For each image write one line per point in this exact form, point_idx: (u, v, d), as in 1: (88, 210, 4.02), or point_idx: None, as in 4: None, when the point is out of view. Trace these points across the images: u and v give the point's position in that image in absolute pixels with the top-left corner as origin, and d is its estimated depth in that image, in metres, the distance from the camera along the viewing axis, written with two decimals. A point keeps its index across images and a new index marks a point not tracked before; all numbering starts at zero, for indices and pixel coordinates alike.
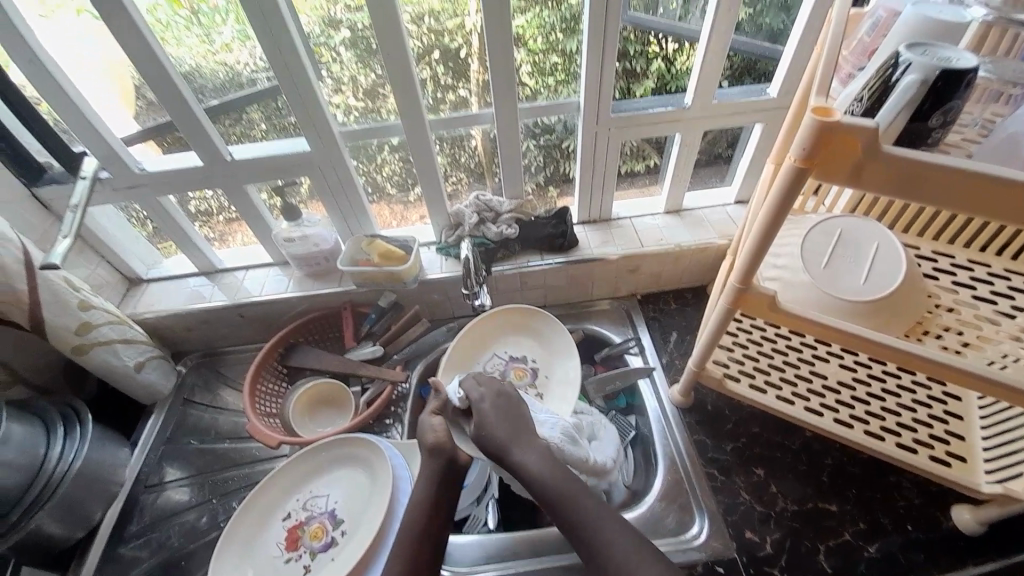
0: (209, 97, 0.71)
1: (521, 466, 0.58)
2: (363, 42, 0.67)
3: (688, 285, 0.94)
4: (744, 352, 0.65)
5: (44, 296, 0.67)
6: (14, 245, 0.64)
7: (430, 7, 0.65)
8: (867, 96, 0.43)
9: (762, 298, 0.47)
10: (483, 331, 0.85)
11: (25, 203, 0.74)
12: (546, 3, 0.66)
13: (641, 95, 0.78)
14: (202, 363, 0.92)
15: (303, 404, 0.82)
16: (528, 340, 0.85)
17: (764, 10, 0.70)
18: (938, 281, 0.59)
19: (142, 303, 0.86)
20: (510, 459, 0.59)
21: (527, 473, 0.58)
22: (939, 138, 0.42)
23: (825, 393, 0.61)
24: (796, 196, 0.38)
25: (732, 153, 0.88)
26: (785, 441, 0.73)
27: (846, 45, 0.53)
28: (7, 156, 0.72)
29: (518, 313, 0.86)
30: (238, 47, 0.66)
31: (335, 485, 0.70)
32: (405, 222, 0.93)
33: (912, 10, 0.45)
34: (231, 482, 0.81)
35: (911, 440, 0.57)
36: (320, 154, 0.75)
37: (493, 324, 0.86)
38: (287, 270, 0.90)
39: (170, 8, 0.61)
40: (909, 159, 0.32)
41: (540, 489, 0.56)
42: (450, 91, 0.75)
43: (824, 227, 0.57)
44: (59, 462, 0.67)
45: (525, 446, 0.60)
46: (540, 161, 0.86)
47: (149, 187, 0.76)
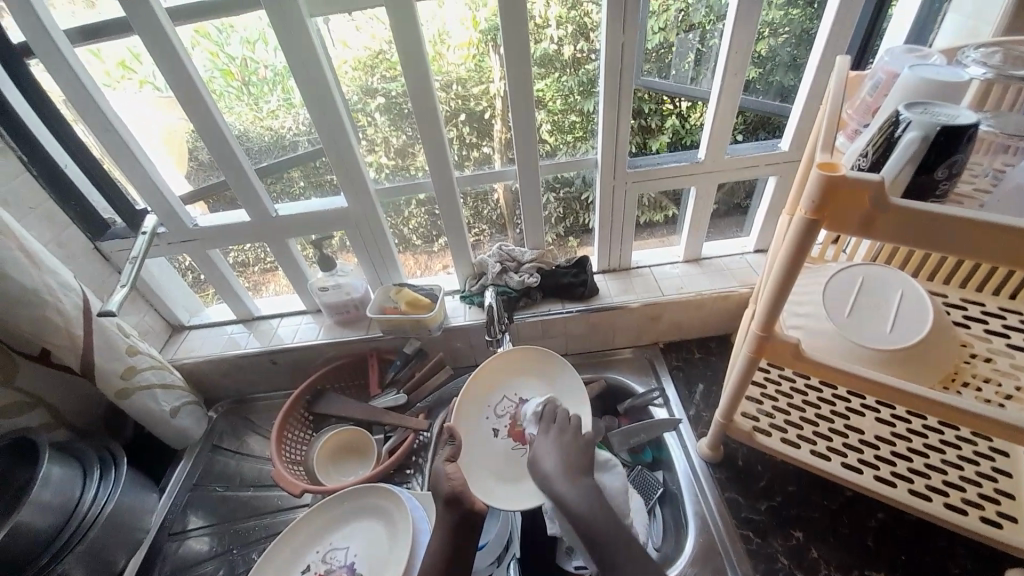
0: (259, 159, 0.78)
1: (564, 494, 0.61)
2: (397, 108, 0.74)
3: (712, 333, 0.93)
4: (774, 404, 0.63)
5: (97, 342, 0.71)
6: (76, 293, 0.69)
7: (457, 75, 0.73)
8: (871, 151, 0.45)
9: (785, 346, 0.46)
10: (489, 377, 0.82)
11: (89, 257, 0.82)
12: (564, 69, 0.73)
13: (656, 149, 0.82)
14: (232, 409, 0.95)
15: (327, 452, 0.82)
16: (538, 383, 0.82)
17: (773, 69, 0.75)
18: (970, 330, 0.58)
19: (182, 349, 0.91)
20: (555, 489, 0.62)
21: (568, 504, 0.60)
22: (948, 189, 0.43)
23: (863, 448, 0.58)
24: (810, 246, 0.39)
25: (749, 203, 0.90)
26: (823, 501, 0.69)
27: (851, 103, 0.56)
28: (78, 214, 0.80)
29: (528, 355, 0.83)
30: (284, 114, 0.74)
31: (354, 537, 0.69)
32: (429, 271, 0.96)
33: (909, 72, 0.47)
34: (252, 531, 0.80)
35: (960, 500, 0.53)
36: (354, 209, 0.81)
37: (500, 369, 0.82)
38: (318, 318, 0.94)
39: (224, 81, 0.70)
40: (917, 209, 0.34)
41: (582, 522, 0.58)
42: (474, 149, 0.81)
43: (846, 276, 0.57)
44: (92, 504, 0.69)
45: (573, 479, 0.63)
46: (560, 213, 0.89)
47: (199, 241, 0.83)
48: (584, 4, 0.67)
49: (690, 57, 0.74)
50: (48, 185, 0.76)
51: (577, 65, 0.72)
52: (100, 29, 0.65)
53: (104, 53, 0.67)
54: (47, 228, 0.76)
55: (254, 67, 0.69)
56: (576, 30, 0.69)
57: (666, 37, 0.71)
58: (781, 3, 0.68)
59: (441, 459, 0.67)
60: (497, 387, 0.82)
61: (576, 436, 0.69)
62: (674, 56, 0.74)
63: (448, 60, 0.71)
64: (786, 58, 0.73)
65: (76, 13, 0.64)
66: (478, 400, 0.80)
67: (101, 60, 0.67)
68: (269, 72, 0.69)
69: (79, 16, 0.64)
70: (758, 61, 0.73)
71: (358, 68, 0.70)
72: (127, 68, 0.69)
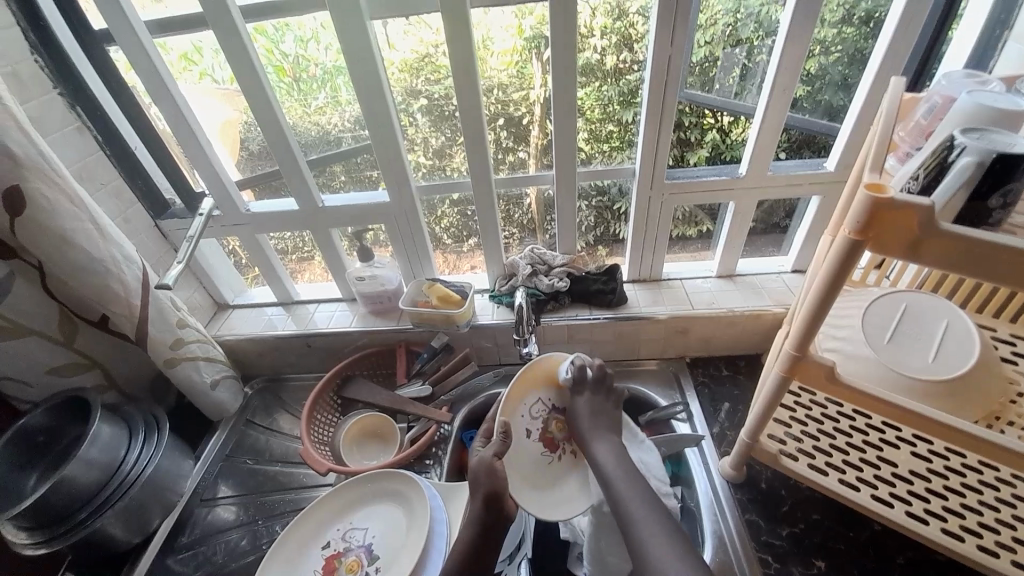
0: (311, 152, 0.82)
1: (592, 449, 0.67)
2: (439, 109, 0.77)
3: (741, 352, 0.92)
4: (802, 428, 0.61)
5: (152, 313, 0.76)
6: (137, 266, 0.75)
7: (499, 81, 0.75)
8: (922, 174, 0.44)
9: (820, 369, 0.46)
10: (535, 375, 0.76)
11: (149, 233, 0.88)
12: (605, 79, 0.74)
13: (694, 163, 0.82)
14: (265, 387, 0.99)
15: (352, 436, 0.85)
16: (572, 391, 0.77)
17: (820, 88, 0.74)
18: (1018, 366, 0.55)
19: (225, 326, 0.96)
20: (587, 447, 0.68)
21: (597, 459, 0.65)
22: (1001, 220, 0.42)
23: (895, 482, 0.56)
24: (851, 268, 0.38)
25: (789, 222, 0.88)
26: (849, 532, 0.67)
27: (903, 125, 0.55)
28: (142, 192, 0.86)
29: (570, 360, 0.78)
30: (331, 110, 0.78)
31: (372, 519, 0.71)
32: (458, 270, 0.99)
33: (968, 98, 0.46)
34: (276, 505, 0.83)
35: (995, 543, 0.50)
36: (394, 207, 0.84)
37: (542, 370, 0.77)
38: (352, 307, 0.97)
39: (277, 76, 0.74)
40: (967, 236, 0.33)
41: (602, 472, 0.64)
42: (510, 153, 0.82)
43: (888, 302, 0.55)
44: (134, 466, 0.73)
45: (600, 440, 0.68)
46: (591, 221, 0.90)
47: (249, 226, 0.88)
48: (630, 15, 0.68)
49: (735, 72, 0.74)
50: (118, 164, 0.82)
51: (619, 75, 0.73)
52: (173, 24, 0.70)
53: (170, 45, 0.73)
54: (114, 204, 0.81)
55: (306, 65, 0.73)
56: (620, 41, 0.70)
57: (711, 51, 0.72)
58: (834, 21, 0.67)
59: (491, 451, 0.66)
60: (538, 386, 0.77)
61: (599, 406, 0.72)
62: (718, 71, 0.74)
63: (491, 65, 0.73)
64: (836, 77, 0.72)
65: (146, 8, 0.69)
66: (516, 397, 0.74)
67: (166, 51, 0.73)
68: (319, 70, 0.73)
69: (147, 12, 0.70)
70: (806, 79, 0.72)
71: (405, 70, 0.73)
72: (189, 60, 0.74)
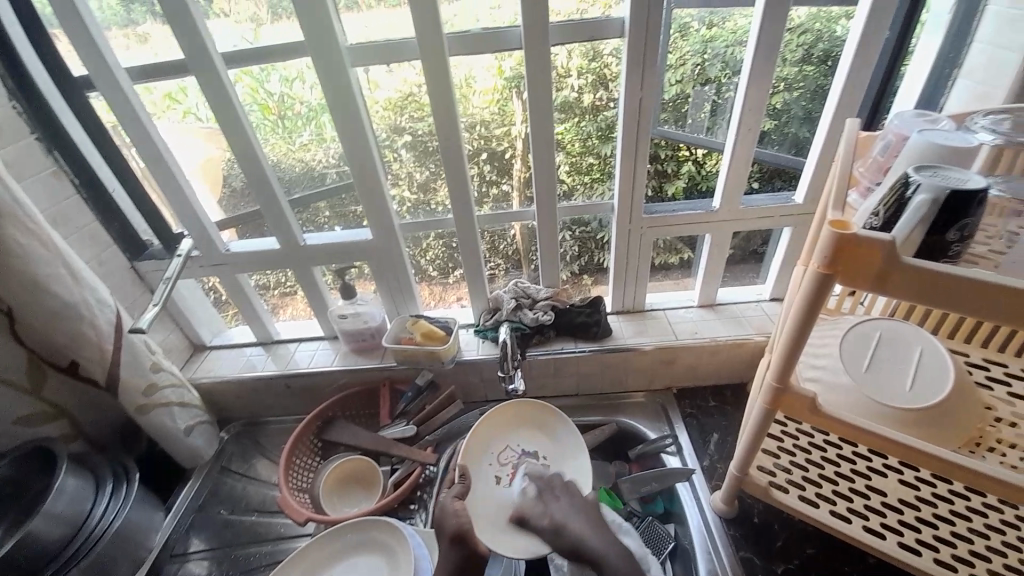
0: (294, 189, 0.83)
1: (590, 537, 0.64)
2: (423, 145, 0.78)
3: (726, 381, 0.92)
4: (790, 458, 0.61)
5: (125, 357, 0.74)
6: (111, 309, 0.73)
7: (481, 118, 0.77)
8: (882, 211, 0.46)
9: (802, 400, 0.46)
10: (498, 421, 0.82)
11: (125, 274, 0.86)
12: (583, 115, 0.77)
13: (672, 194, 0.84)
14: (242, 432, 0.95)
15: (333, 481, 0.82)
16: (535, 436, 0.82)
17: (787, 122, 0.77)
18: (993, 391, 0.56)
19: (201, 368, 0.93)
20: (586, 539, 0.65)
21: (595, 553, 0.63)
22: (961, 251, 0.44)
23: (886, 512, 0.56)
24: (823, 300, 0.39)
25: (765, 250, 0.91)
26: (844, 567, 0.66)
27: (862, 161, 0.58)
28: (119, 233, 0.85)
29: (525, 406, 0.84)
30: (316, 147, 0.79)
31: (353, 572, 0.68)
32: (444, 302, 0.99)
33: (919, 137, 0.49)
34: (252, 559, 0.78)
35: (989, 573, 0.50)
36: (377, 242, 0.84)
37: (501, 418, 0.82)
38: (334, 344, 0.96)
39: (262, 114, 0.75)
40: (928, 269, 0.35)
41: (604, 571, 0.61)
42: (494, 186, 0.84)
43: (862, 330, 0.57)
44: (100, 520, 0.69)
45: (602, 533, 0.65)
46: (575, 251, 0.92)
47: (230, 264, 0.86)
48: (604, 56, 0.72)
49: (705, 108, 0.78)
50: (95, 205, 0.82)
51: (596, 111, 0.76)
52: (156, 68, 0.71)
53: (154, 86, 0.73)
54: (89, 245, 0.80)
55: (291, 103, 0.74)
56: (596, 80, 0.73)
57: (682, 88, 0.75)
58: (794, 60, 0.72)
59: (451, 495, 0.69)
60: (501, 436, 0.81)
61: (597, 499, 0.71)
62: (689, 107, 0.77)
63: (473, 103, 0.76)
64: (800, 112, 0.76)
65: (130, 50, 0.70)
66: (480, 444, 0.79)
67: (149, 92, 0.73)
68: (304, 108, 0.75)
69: (127, 53, 0.70)
70: (772, 114, 0.76)
71: (389, 108, 0.75)
72: (174, 100, 0.75)
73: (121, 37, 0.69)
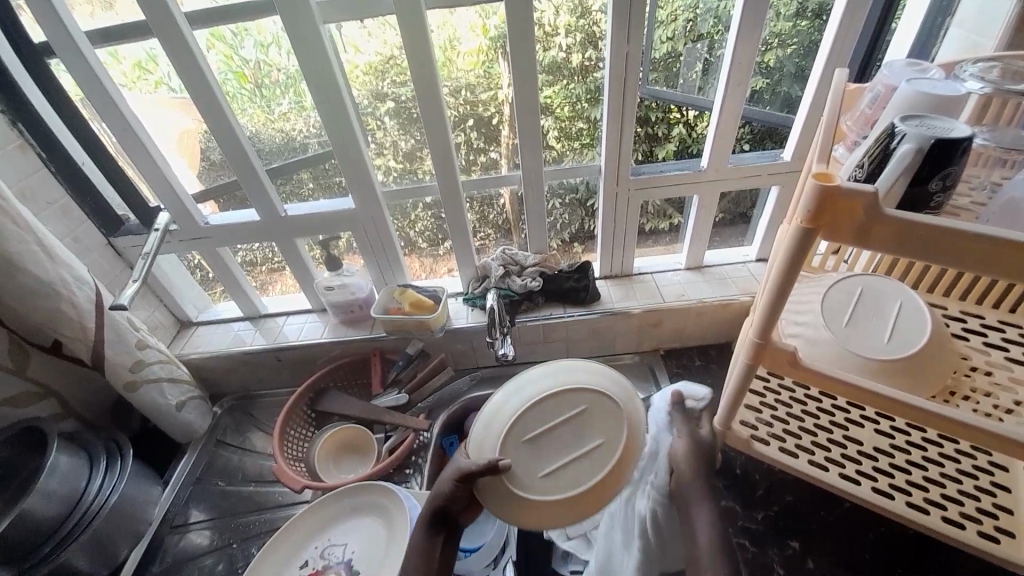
0: (272, 160, 0.80)
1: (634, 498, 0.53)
2: (406, 112, 0.75)
3: (712, 342, 0.94)
4: (773, 413, 0.63)
5: (109, 335, 0.73)
6: (90, 286, 0.71)
7: (466, 82, 0.74)
8: (867, 162, 0.46)
9: (783, 354, 0.47)
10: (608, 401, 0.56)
11: (103, 253, 0.84)
12: (571, 77, 0.74)
13: (663, 158, 0.83)
14: (236, 406, 0.96)
15: (329, 449, 0.84)
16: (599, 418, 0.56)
17: (779, 80, 0.76)
18: (969, 342, 0.58)
19: (189, 345, 0.93)
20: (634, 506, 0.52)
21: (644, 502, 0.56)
22: (942, 202, 0.44)
23: (862, 460, 0.58)
24: (806, 254, 0.39)
25: (754, 212, 0.90)
26: (822, 512, 0.69)
27: (850, 115, 0.57)
28: (92, 211, 0.82)
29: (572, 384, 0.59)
30: (295, 116, 0.75)
31: (352, 534, 0.70)
32: (435, 274, 0.98)
33: (908, 86, 0.48)
34: (252, 526, 0.81)
35: (958, 514, 0.53)
36: (361, 212, 0.83)
37: (617, 394, 0.57)
38: (323, 317, 0.95)
39: (238, 83, 0.72)
40: (907, 220, 0.34)
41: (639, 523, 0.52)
42: (481, 154, 0.82)
43: (845, 284, 0.58)
44: (96, 496, 0.70)
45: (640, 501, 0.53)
46: (566, 218, 0.90)
47: (211, 239, 0.84)
48: (593, 13, 0.68)
49: (698, 67, 0.75)
50: (66, 182, 0.78)
51: (585, 73, 0.73)
52: (119, 31, 0.67)
53: (121, 53, 0.70)
54: (63, 223, 0.77)
55: (267, 70, 0.71)
56: (585, 39, 0.71)
57: (674, 47, 0.73)
58: (789, 15, 0.69)
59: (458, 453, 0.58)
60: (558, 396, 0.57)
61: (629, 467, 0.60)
62: (681, 66, 0.75)
63: (457, 66, 0.73)
64: (793, 69, 0.74)
65: (93, 15, 0.66)
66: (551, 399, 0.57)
67: (118, 60, 0.70)
68: (281, 75, 0.71)
69: (96, 19, 0.66)
70: (765, 72, 0.75)
71: (370, 72, 0.72)
72: (142, 69, 0.71)
73: (84, 4, 0.65)
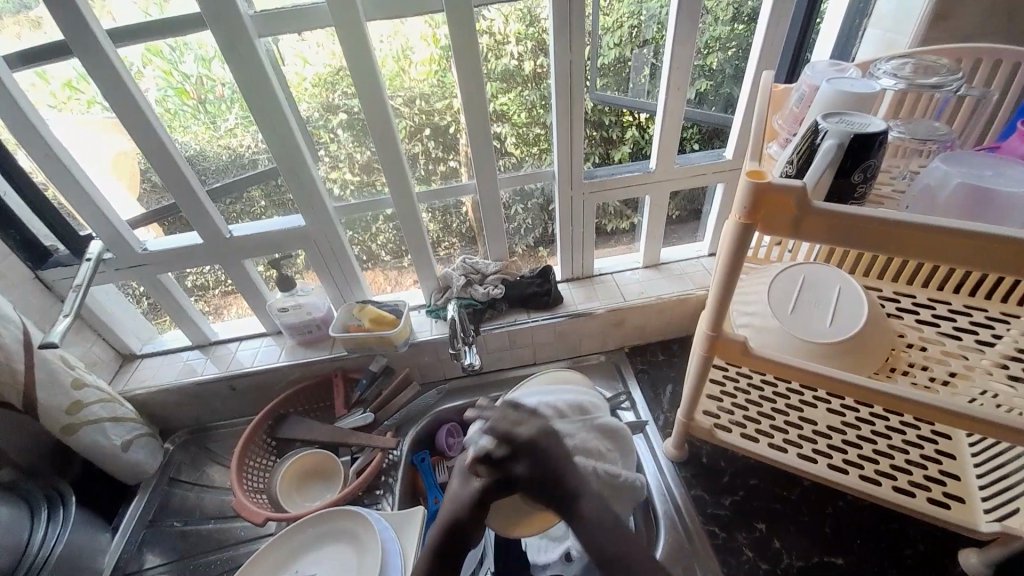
0: (213, 179, 0.76)
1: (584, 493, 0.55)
2: (359, 123, 0.74)
3: (674, 336, 0.96)
4: (732, 400, 0.65)
5: (40, 376, 0.67)
6: (16, 324, 0.66)
7: (420, 92, 0.73)
8: (796, 158, 0.48)
9: (735, 344, 0.48)
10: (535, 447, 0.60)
11: (30, 286, 0.77)
12: (525, 84, 0.75)
13: (618, 159, 0.85)
14: (190, 440, 0.90)
15: (292, 478, 0.80)
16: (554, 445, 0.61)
17: (721, 82, 0.79)
18: (903, 320, 0.62)
19: (135, 379, 0.87)
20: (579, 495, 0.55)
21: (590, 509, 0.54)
22: (865, 191, 0.47)
23: (817, 438, 0.61)
24: (747, 249, 0.41)
25: (704, 208, 0.94)
26: (785, 493, 0.71)
27: (780, 113, 0.60)
28: (15, 241, 0.76)
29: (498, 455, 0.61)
30: (241, 132, 0.72)
31: (321, 564, 0.67)
32: (399, 286, 0.96)
33: (829, 86, 0.51)
34: (213, 566, 0.76)
35: (907, 483, 0.56)
36: (315, 228, 0.80)
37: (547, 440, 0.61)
38: (280, 339, 0.92)
39: (179, 99, 0.69)
40: (835, 212, 0.36)
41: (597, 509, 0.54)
42: (440, 163, 0.81)
43: (788, 274, 0.60)
44: (41, 547, 0.66)
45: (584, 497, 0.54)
46: (528, 224, 0.91)
47: (150, 265, 0.79)
48: (541, 21, 0.69)
49: (645, 72, 0.78)
50: None
51: (538, 79, 0.74)
52: (44, 50, 0.63)
53: (50, 74, 0.65)
54: None
55: (211, 85, 0.68)
56: (536, 46, 0.71)
57: (621, 52, 0.75)
58: (726, 20, 0.73)
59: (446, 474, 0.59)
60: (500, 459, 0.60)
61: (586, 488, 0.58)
62: (630, 71, 0.77)
63: (410, 76, 0.72)
64: (731, 71, 0.78)
65: (22, 38, 0.62)
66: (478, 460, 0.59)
67: (47, 81, 0.65)
68: (226, 90, 0.68)
69: (23, 41, 0.62)
70: (708, 75, 0.78)
71: (319, 84, 0.70)
72: (73, 88, 0.67)
73: (11, 25, 0.61)
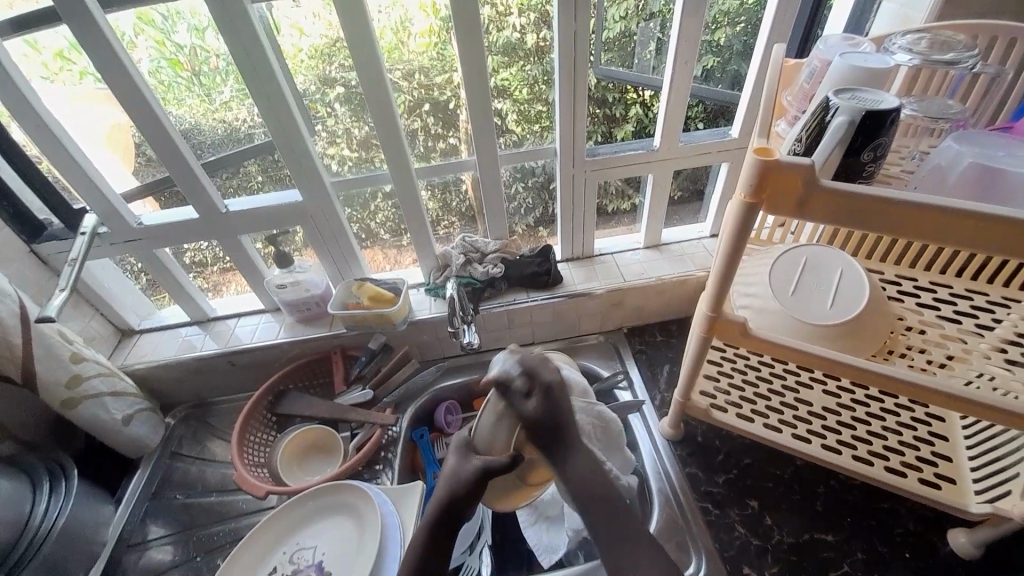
0: (208, 153, 0.75)
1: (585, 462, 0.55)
2: (356, 97, 0.72)
3: (673, 316, 0.96)
4: (730, 381, 0.66)
5: (38, 351, 0.67)
6: (11, 299, 0.65)
7: (419, 65, 0.71)
8: (805, 136, 0.47)
9: (734, 325, 0.48)
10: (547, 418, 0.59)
11: (25, 261, 0.76)
12: (527, 58, 0.72)
13: (622, 138, 0.83)
14: (191, 415, 0.91)
15: (292, 452, 0.82)
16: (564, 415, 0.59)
17: (729, 59, 0.77)
18: (904, 303, 0.62)
19: (134, 354, 0.87)
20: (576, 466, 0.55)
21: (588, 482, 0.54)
22: (874, 172, 0.46)
23: (813, 419, 0.62)
24: (751, 229, 0.40)
25: (707, 189, 0.92)
26: (777, 471, 0.73)
27: (790, 90, 0.59)
28: (8, 214, 0.75)
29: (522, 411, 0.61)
30: (236, 105, 0.70)
31: (321, 536, 0.69)
32: (397, 265, 0.95)
33: (841, 61, 0.50)
34: (216, 538, 0.78)
35: (899, 464, 0.57)
36: (312, 205, 0.79)
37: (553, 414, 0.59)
38: (279, 317, 0.91)
39: (172, 71, 0.66)
40: (842, 192, 0.35)
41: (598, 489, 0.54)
42: (440, 140, 0.79)
43: (791, 256, 0.60)
44: (44, 519, 0.66)
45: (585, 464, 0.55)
46: (529, 204, 0.90)
47: (146, 240, 0.78)
48: None
49: (651, 46, 0.75)
50: None
51: (541, 53, 0.72)
52: (34, 21, 0.60)
53: (41, 44, 0.63)
54: None
55: (204, 56, 0.66)
56: (539, 18, 0.69)
57: (628, 25, 0.73)
58: None
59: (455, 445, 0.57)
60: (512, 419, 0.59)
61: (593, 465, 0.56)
62: (636, 45, 0.75)
63: (409, 48, 0.69)
64: (740, 47, 0.75)
65: (13, 7, 0.60)
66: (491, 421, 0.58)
67: (37, 50, 0.63)
68: (220, 62, 0.66)
69: (13, 10, 0.60)
70: (717, 51, 0.75)
71: (315, 56, 0.68)
72: (65, 59, 0.64)
73: None
